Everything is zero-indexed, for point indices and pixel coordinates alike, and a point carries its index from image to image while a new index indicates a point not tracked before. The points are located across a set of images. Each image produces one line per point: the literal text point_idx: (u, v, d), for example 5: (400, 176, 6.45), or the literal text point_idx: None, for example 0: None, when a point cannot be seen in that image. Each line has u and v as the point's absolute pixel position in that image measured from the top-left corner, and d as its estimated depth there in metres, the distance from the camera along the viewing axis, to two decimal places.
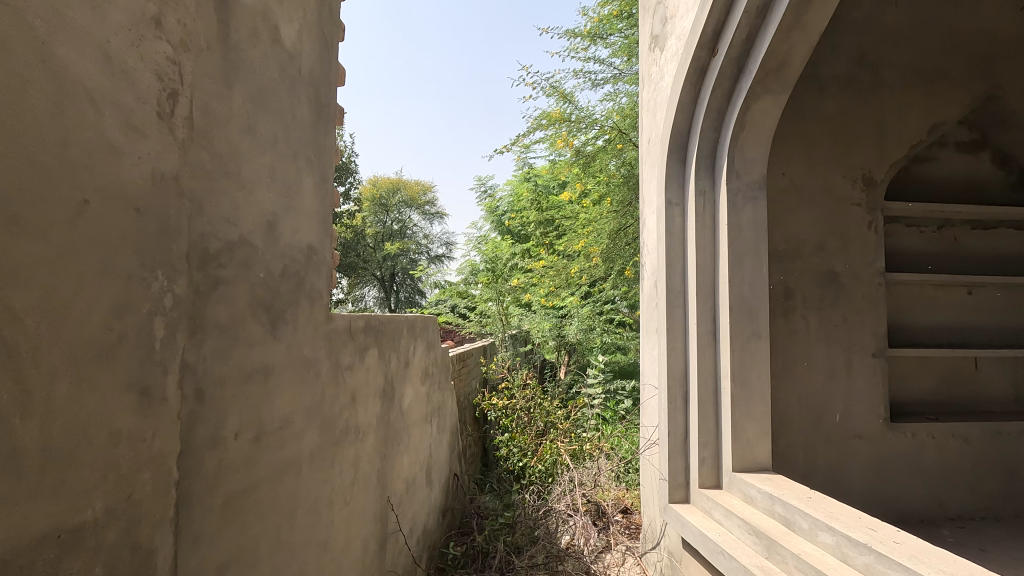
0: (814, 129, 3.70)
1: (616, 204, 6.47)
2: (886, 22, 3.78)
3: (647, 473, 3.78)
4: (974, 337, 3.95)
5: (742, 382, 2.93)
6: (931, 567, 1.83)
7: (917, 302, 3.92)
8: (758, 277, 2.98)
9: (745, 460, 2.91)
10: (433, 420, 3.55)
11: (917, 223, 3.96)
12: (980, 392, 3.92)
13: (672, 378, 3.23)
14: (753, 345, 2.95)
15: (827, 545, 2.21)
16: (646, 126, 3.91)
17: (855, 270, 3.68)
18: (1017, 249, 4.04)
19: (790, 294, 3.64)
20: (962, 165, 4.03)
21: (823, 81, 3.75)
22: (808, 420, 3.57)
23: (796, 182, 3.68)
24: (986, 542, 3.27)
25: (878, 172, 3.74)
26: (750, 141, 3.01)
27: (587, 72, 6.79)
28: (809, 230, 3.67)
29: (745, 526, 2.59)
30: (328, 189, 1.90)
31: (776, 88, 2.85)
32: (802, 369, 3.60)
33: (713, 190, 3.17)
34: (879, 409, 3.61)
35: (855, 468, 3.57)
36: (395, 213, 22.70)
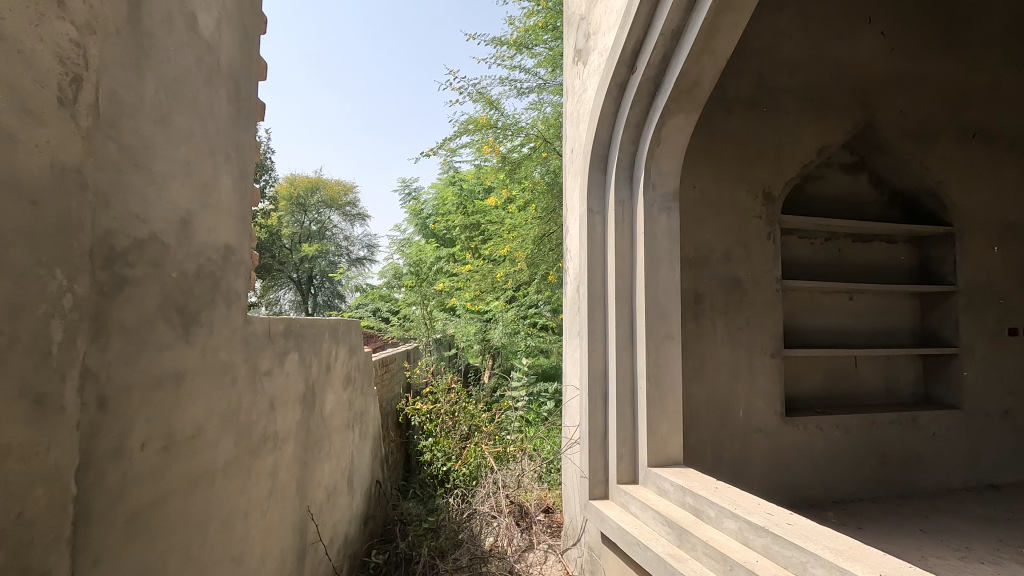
0: (720, 147, 4.00)
1: (541, 210, 6.58)
2: (782, 52, 4.17)
3: (567, 472, 3.89)
4: (854, 338, 4.43)
5: (657, 381, 3.10)
6: (818, 543, 2.04)
7: (808, 307, 4.33)
8: (671, 282, 3.19)
9: (659, 455, 3.08)
10: (355, 426, 3.46)
11: (808, 235, 4.38)
12: (858, 387, 4.40)
13: (593, 378, 3.36)
14: (666, 346, 3.14)
15: (730, 531, 2.40)
16: (569, 136, 4.05)
17: (756, 277, 4.01)
18: (886, 259, 4.60)
19: (700, 299, 3.90)
20: (845, 184, 4.53)
21: (730, 102, 4.06)
22: (715, 416, 3.83)
23: (705, 195, 3.96)
24: (863, 520, 3.67)
25: (775, 188, 4.09)
26: (665, 155, 3.21)
27: (513, 80, 6.93)
28: (716, 240, 3.96)
29: (658, 517, 2.74)
30: (248, 186, 1.82)
31: (688, 107, 3.06)
32: (709, 369, 3.86)
33: (631, 200, 3.34)
34: (777, 404, 3.95)
35: (756, 459, 3.88)
36: (314, 212, 21.89)
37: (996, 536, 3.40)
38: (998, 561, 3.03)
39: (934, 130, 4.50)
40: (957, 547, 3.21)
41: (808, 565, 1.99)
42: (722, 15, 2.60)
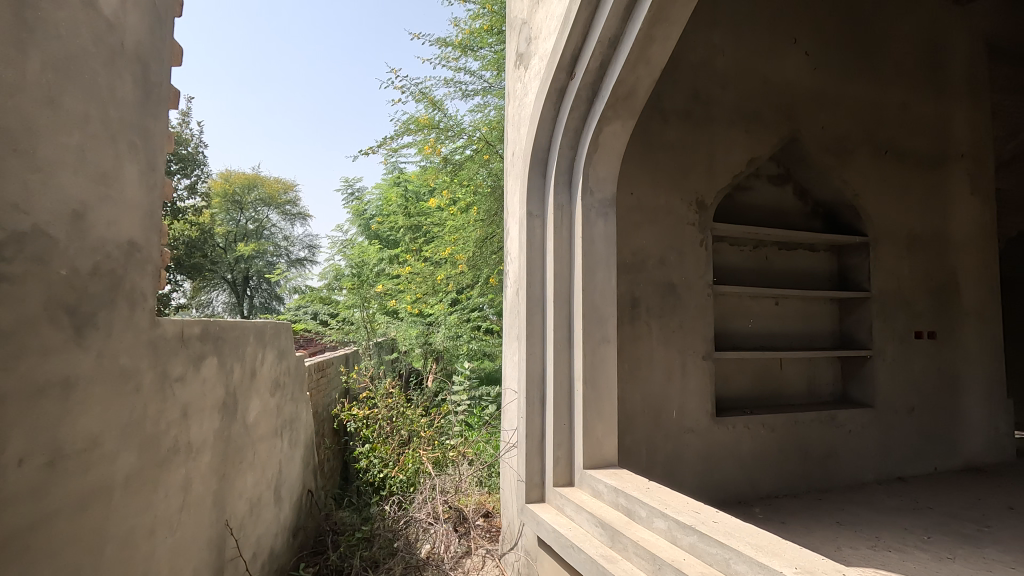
0: (656, 155, 4.11)
1: (482, 213, 6.58)
2: (715, 66, 4.34)
3: (505, 476, 3.86)
4: (779, 341, 4.65)
5: (593, 384, 3.14)
6: (740, 539, 2.11)
7: (737, 311, 4.51)
8: (608, 286, 3.24)
9: (594, 457, 3.12)
10: (284, 433, 3.31)
11: (738, 242, 4.57)
12: (782, 388, 4.63)
13: (531, 381, 3.36)
14: (602, 349, 3.18)
15: (660, 530, 2.45)
16: (510, 138, 4.05)
17: (689, 282, 4.14)
18: (809, 266, 4.87)
19: (636, 302, 3.98)
20: (772, 195, 4.76)
21: (666, 112, 4.18)
22: (649, 417, 3.92)
23: (642, 201, 4.06)
24: (786, 515, 3.85)
25: (707, 197, 4.25)
26: (603, 161, 3.26)
27: (458, 82, 6.89)
28: (652, 246, 4.06)
29: (592, 519, 2.77)
30: (158, 178, 1.69)
31: (624, 115, 3.12)
32: (645, 371, 3.95)
33: (570, 204, 3.37)
34: (708, 405, 4.09)
35: (688, 458, 3.99)
36: (251, 211, 20.98)
37: (902, 525, 3.65)
38: (903, 548, 3.25)
39: (851, 146, 4.81)
40: (868, 537, 3.42)
41: (730, 561, 2.05)
42: (656, 26, 2.68)
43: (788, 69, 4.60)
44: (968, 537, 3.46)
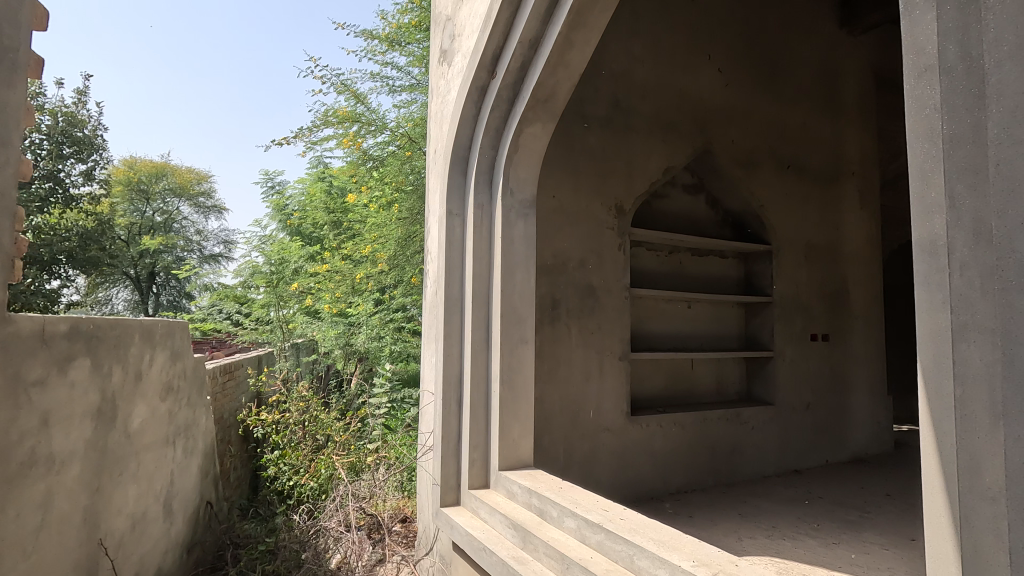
0: (578, 159, 4.18)
1: (405, 211, 6.44)
2: (634, 76, 4.48)
3: (421, 480, 3.77)
4: (690, 342, 4.87)
5: (509, 384, 3.13)
6: (643, 535, 2.17)
7: (652, 313, 4.68)
8: (527, 287, 3.24)
9: (510, 458, 3.11)
10: (178, 440, 3.06)
11: (654, 247, 4.73)
12: (693, 387, 4.85)
13: (447, 382, 3.30)
14: (520, 350, 3.18)
15: (570, 529, 2.47)
16: (432, 136, 3.97)
17: (608, 285, 4.24)
18: (719, 271, 5.13)
19: (556, 304, 4.02)
20: (686, 203, 4.98)
21: (587, 117, 4.25)
22: (567, 417, 3.96)
23: (563, 204, 4.10)
24: (693, 509, 4.02)
25: (626, 202, 4.37)
26: (523, 162, 3.26)
27: (384, 76, 6.73)
28: (573, 248, 4.12)
29: (505, 521, 2.75)
30: (10, 155, 1.53)
31: (544, 117, 3.14)
32: (564, 372, 3.99)
33: (490, 204, 3.35)
34: (624, 404, 4.21)
35: (604, 457, 4.08)
36: (159, 202, 19.46)
37: (796, 514, 3.91)
38: (795, 536, 3.49)
39: (757, 160, 5.13)
40: (766, 527, 3.64)
41: (635, 557, 2.09)
42: (574, 31, 2.72)
43: (701, 84, 4.84)
44: (851, 523, 3.76)
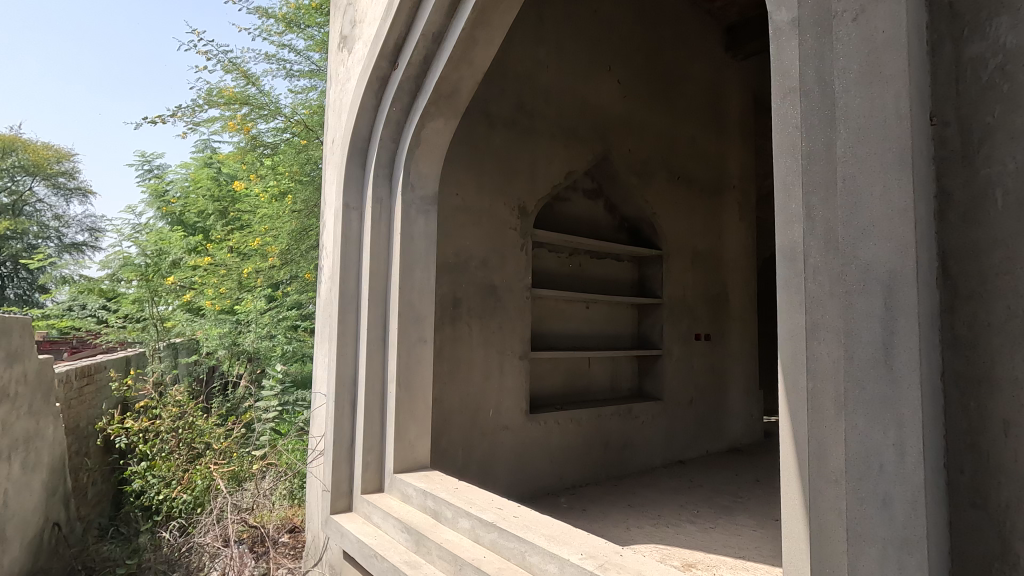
0: (482, 158, 4.18)
1: (299, 203, 6.07)
2: (538, 80, 4.56)
3: (310, 486, 3.58)
4: (588, 341, 5.04)
5: (406, 385, 3.04)
6: (536, 532, 2.19)
7: (552, 313, 4.79)
8: (426, 285, 3.17)
9: (405, 461, 3.03)
10: (15, 455, 2.66)
11: (555, 249, 4.85)
12: (589, 385, 5.03)
13: (341, 383, 3.15)
14: (418, 349, 3.11)
15: (464, 530, 2.44)
16: (329, 125, 3.77)
17: (509, 285, 4.28)
18: (615, 274, 5.36)
19: (457, 303, 3.98)
20: (586, 207, 5.15)
21: (492, 117, 4.26)
22: (467, 417, 3.94)
23: (466, 202, 4.08)
24: (587, 502, 4.17)
25: (529, 204, 4.44)
26: (425, 158, 3.19)
27: (281, 59, 6.35)
28: (475, 247, 4.10)
29: (398, 525, 2.67)
30: None
31: (447, 113, 3.09)
32: (464, 371, 3.97)
33: (389, 199, 3.25)
34: (522, 403, 4.27)
35: (502, 456, 4.11)
36: (6, 180, 16.89)
37: (679, 502, 4.19)
38: (677, 523, 3.73)
39: (651, 169, 5.44)
40: (652, 516, 3.86)
41: (527, 554, 2.10)
42: (478, 29, 2.70)
43: (601, 92, 5.04)
44: (726, 507, 4.09)
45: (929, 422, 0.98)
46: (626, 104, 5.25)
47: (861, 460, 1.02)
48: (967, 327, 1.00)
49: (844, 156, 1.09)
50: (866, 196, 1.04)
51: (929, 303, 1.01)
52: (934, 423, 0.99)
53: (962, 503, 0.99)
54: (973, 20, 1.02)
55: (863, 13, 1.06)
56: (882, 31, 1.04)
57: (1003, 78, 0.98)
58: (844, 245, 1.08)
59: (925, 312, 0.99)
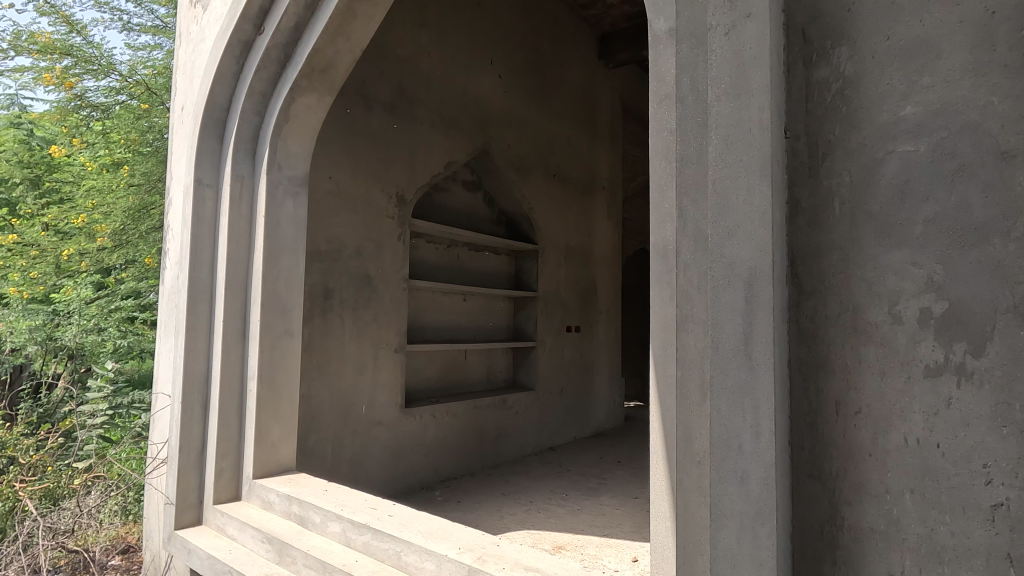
0: (359, 142, 3.96)
1: (137, 176, 5.34)
2: (419, 65, 4.42)
3: (150, 500, 3.15)
4: (464, 333, 5.04)
5: (270, 382, 2.79)
6: (412, 530, 2.12)
7: (429, 305, 4.70)
8: (294, 273, 2.92)
9: (267, 464, 2.77)
10: None
11: (434, 240, 4.76)
12: (465, 377, 5.03)
13: (190, 382, 2.80)
14: (284, 342, 2.85)
15: (334, 534, 2.30)
16: (178, 91, 3.32)
17: (385, 275, 4.11)
18: (492, 267, 5.42)
19: (329, 294, 3.74)
20: (466, 199, 5.12)
21: (370, 99, 4.04)
22: (337, 414, 3.72)
23: (340, 186, 3.83)
24: (462, 494, 4.16)
25: (407, 192, 4.29)
26: (295, 136, 2.93)
27: (115, 9, 5.47)
28: (349, 234, 3.88)
29: (258, 535, 2.44)
30: None
31: (321, 89, 2.86)
32: (334, 366, 3.74)
33: (252, 177, 2.94)
34: (397, 397, 4.14)
35: (375, 453, 3.95)
36: None
37: (549, 488, 4.35)
38: (548, 507, 3.87)
39: (529, 165, 5.56)
40: (524, 502, 3.97)
41: (402, 553, 2.02)
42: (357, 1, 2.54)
43: (482, 85, 5.04)
44: (591, 489, 4.33)
45: (778, 404, 1.10)
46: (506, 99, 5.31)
47: (723, 442, 1.11)
48: (809, 320, 1.14)
49: (715, 160, 1.17)
50: (733, 198, 1.13)
51: (781, 299, 1.12)
52: (783, 407, 1.11)
53: (802, 475, 1.13)
54: (821, 46, 1.16)
55: (734, 29, 1.15)
56: (751, 47, 1.13)
57: (843, 101, 1.12)
58: (712, 244, 1.16)
59: (777, 307, 1.10)
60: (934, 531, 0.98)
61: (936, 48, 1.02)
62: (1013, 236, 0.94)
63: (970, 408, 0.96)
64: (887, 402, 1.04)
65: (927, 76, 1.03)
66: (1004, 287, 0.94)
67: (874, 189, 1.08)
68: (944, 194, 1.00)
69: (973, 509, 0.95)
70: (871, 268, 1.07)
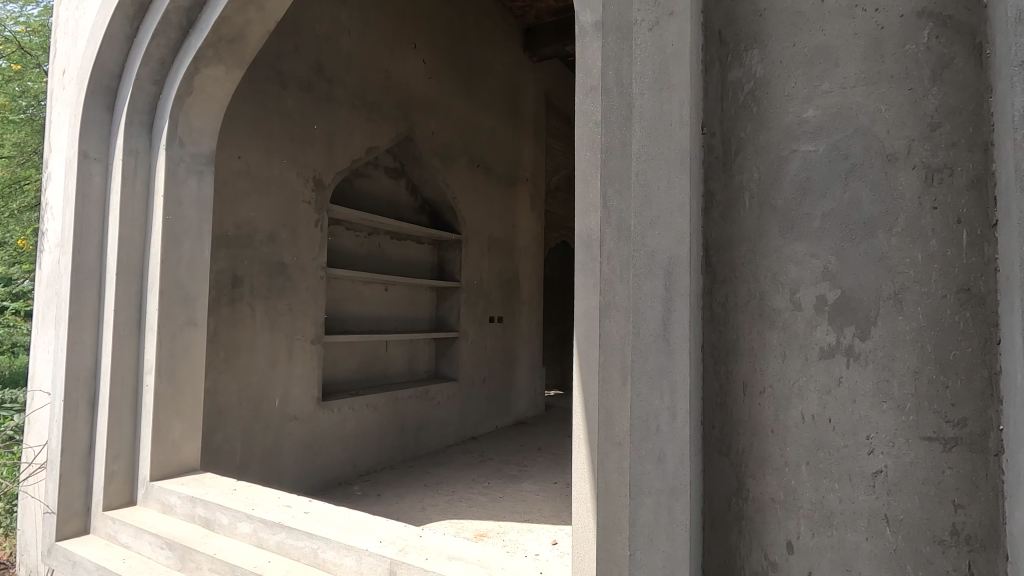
0: (272, 121, 3.72)
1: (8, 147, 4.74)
2: (339, 44, 4.22)
3: (25, 510, 2.82)
4: (385, 324, 4.91)
5: (171, 376, 2.57)
6: (331, 526, 2.05)
7: (348, 295, 4.54)
8: (199, 259, 2.70)
9: (167, 465, 2.56)
10: None
11: (353, 228, 4.59)
12: (386, 368, 4.92)
13: (74, 377, 2.53)
14: (187, 333, 2.64)
15: (244, 535, 2.17)
16: (59, 52, 2.97)
17: (301, 263, 3.92)
18: (415, 256, 5.32)
19: (238, 282, 3.50)
20: (388, 186, 4.98)
21: (284, 76, 3.81)
22: (247, 409, 3.51)
23: (252, 167, 3.59)
24: (382, 487, 4.07)
25: (325, 177, 4.10)
26: (199, 110, 2.70)
27: None
28: (260, 219, 3.65)
29: (156, 541, 2.25)
30: None
31: (229, 61, 2.65)
32: (244, 358, 3.52)
33: (149, 153, 2.68)
34: (314, 390, 3.97)
35: (289, 449, 3.77)
36: None
37: (471, 477, 4.36)
38: (470, 496, 3.88)
39: (453, 154, 5.49)
40: (446, 493, 3.95)
41: (320, 550, 1.95)
42: None
43: (405, 69, 4.91)
44: (513, 477, 4.39)
45: (693, 386, 1.16)
46: (430, 86, 5.21)
47: (642, 423, 1.16)
48: (721, 307, 1.21)
49: (638, 152, 1.20)
50: (654, 189, 1.18)
51: (697, 286, 1.18)
52: (697, 389, 1.17)
53: (713, 453, 1.20)
54: (735, 48, 1.22)
55: (658, 25, 1.19)
56: (672, 43, 1.18)
57: (754, 101, 1.19)
58: (635, 232, 1.19)
59: (693, 294, 1.16)
60: (825, 498, 1.08)
61: (835, 56, 1.11)
62: (895, 230, 1.05)
63: (857, 386, 1.06)
64: (787, 382, 1.13)
65: (827, 82, 1.12)
66: (887, 277, 1.05)
67: (778, 185, 1.16)
68: (838, 192, 1.10)
69: (858, 476, 1.05)
70: (776, 258, 1.15)
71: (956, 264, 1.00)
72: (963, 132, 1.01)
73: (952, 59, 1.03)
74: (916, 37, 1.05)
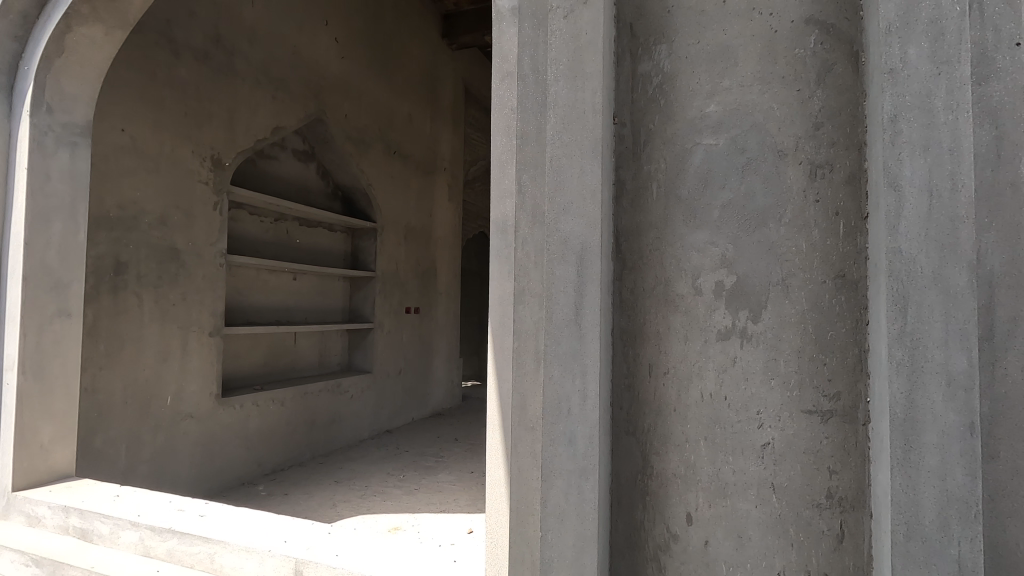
0: (162, 91, 3.39)
1: None
2: (241, 13, 3.92)
3: None
4: (293, 315, 4.67)
5: (37, 372, 2.27)
6: (230, 528, 1.91)
7: (252, 284, 4.25)
8: (72, 241, 2.41)
9: (35, 472, 2.27)
10: None
11: (258, 213, 4.31)
12: (294, 361, 4.68)
13: None
14: (57, 325, 2.34)
15: (128, 544, 1.97)
16: None
17: (197, 249, 3.61)
18: (326, 244, 5.09)
19: (122, 268, 3.17)
20: (297, 170, 4.71)
21: (177, 43, 3.48)
22: (134, 408, 3.20)
23: (138, 141, 3.25)
24: (289, 486, 3.88)
25: (226, 156, 3.81)
26: (72, 74, 2.40)
27: None
28: (149, 199, 3.32)
29: (18, 559, 1.99)
30: None
31: (109, 21, 2.37)
32: (130, 352, 3.20)
33: (8, 120, 2.35)
34: (212, 385, 3.69)
35: (183, 449, 3.49)
36: None
37: (386, 471, 4.26)
38: (383, 490, 3.78)
39: (367, 139, 5.30)
40: (359, 488, 3.83)
41: (217, 555, 1.81)
42: None
43: (315, 47, 4.65)
44: (429, 468, 4.34)
45: (603, 369, 1.19)
46: (342, 66, 4.98)
47: (554, 406, 1.18)
48: (629, 293, 1.25)
49: (553, 138, 1.21)
50: (568, 177, 1.19)
51: (607, 272, 1.21)
52: (606, 371, 1.21)
53: (621, 433, 1.24)
54: (645, 42, 1.26)
55: (573, 13, 1.20)
56: (586, 32, 1.20)
57: (662, 94, 1.24)
58: (549, 218, 1.20)
59: (604, 279, 1.19)
60: (721, 470, 1.15)
61: (734, 56, 1.18)
62: (784, 221, 1.13)
63: (749, 365, 1.14)
64: (689, 362, 1.19)
65: (728, 79, 1.18)
66: (777, 264, 1.13)
67: (683, 176, 1.21)
68: (736, 183, 1.16)
69: (749, 449, 1.13)
70: (680, 246, 1.21)
71: (834, 253, 1.10)
72: (842, 132, 1.11)
73: (834, 65, 1.12)
74: (805, 42, 1.14)
